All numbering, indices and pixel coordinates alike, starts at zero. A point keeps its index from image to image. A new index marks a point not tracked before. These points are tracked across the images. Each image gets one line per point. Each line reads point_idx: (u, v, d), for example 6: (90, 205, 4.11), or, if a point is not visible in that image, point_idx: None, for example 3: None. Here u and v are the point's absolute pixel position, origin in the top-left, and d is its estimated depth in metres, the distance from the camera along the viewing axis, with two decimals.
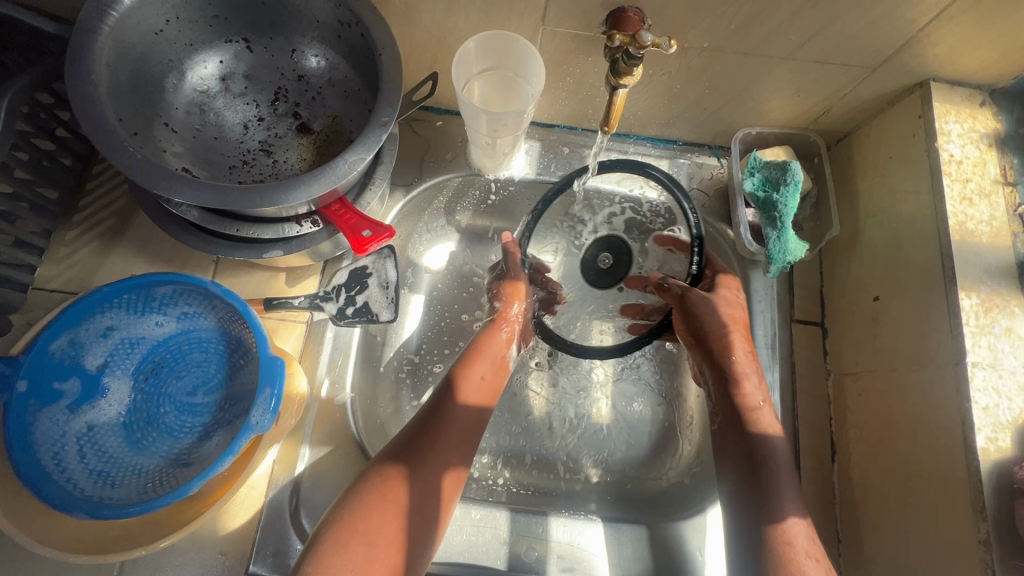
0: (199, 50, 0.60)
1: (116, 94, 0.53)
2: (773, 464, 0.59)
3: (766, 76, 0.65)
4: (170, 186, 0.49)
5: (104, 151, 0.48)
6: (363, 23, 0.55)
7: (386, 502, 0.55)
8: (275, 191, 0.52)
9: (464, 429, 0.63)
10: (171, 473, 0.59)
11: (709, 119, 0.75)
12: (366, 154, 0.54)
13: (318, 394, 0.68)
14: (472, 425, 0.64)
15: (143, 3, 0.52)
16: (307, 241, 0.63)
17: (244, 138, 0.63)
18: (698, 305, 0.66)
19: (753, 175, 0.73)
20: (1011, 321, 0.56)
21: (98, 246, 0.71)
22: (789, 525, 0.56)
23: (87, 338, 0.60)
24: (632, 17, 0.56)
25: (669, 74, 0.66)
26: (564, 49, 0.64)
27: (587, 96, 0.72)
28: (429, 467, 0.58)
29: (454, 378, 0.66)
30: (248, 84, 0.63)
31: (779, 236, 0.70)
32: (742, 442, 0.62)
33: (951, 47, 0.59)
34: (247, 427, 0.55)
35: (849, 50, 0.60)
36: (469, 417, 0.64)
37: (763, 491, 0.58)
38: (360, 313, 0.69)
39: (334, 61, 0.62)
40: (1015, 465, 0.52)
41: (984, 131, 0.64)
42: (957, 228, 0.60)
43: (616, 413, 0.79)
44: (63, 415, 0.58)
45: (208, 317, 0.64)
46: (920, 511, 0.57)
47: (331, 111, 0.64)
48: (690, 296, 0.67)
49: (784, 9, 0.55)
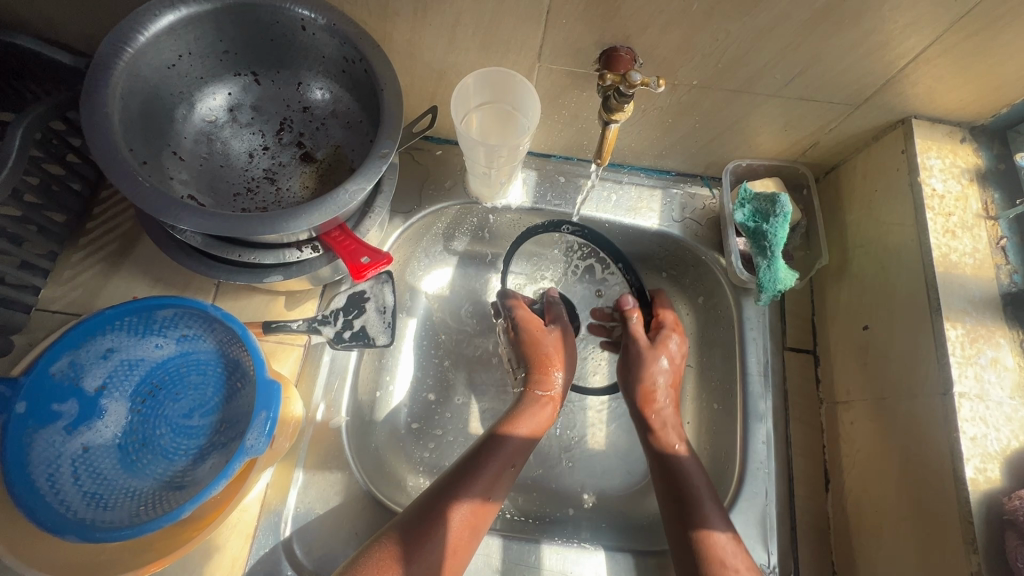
0: (209, 82, 0.63)
1: (128, 125, 0.55)
2: (691, 483, 0.64)
3: (754, 111, 0.68)
4: (176, 214, 0.51)
5: (114, 179, 0.50)
6: (366, 59, 0.58)
7: (383, 573, 0.54)
8: (277, 219, 0.54)
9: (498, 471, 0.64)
10: (164, 496, 0.59)
11: (700, 151, 0.77)
12: (366, 184, 0.56)
13: (313, 417, 0.69)
14: (517, 455, 0.66)
15: (158, 40, 0.55)
16: (307, 266, 0.64)
17: (249, 166, 0.65)
18: (637, 360, 0.74)
19: (744, 206, 0.75)
20: (997, 352, 0.58)
21: (102, 268, 0.73)
22: (715, 536, 0.60)
23: (88, 359, 0.61)
24: (623, 55, 0.59)
25: (660, 109, 0.69)
26: (559, 85, 0.67)
27: (583, 129, 0.75)
28: (467, 506, 0.60)
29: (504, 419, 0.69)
30: (254, 114, 0.66)
31: (770, 265, 0.71)
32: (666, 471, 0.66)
33: (929, 87, 0.62)
34: (241, 449, 0.55)
35: (833, 89, 0.63)
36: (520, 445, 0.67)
37: (687, 508, 0.62)
38: (358, 336, 0.70)
39: (338, 94, 0.65)
40: (1005, 496, 0.52)
41: (965, 167, 0.66)
42: (941, 260, 0.61)
43: (610, 439, 0.80)
44: (60, 437, 0.58)
45: (208, 340, 0.65)
46: (912, 542, 0.57)
47: (334, 141, 0.66)
48: (632, 349, 0.75)
49: (768, 50, 0.58)
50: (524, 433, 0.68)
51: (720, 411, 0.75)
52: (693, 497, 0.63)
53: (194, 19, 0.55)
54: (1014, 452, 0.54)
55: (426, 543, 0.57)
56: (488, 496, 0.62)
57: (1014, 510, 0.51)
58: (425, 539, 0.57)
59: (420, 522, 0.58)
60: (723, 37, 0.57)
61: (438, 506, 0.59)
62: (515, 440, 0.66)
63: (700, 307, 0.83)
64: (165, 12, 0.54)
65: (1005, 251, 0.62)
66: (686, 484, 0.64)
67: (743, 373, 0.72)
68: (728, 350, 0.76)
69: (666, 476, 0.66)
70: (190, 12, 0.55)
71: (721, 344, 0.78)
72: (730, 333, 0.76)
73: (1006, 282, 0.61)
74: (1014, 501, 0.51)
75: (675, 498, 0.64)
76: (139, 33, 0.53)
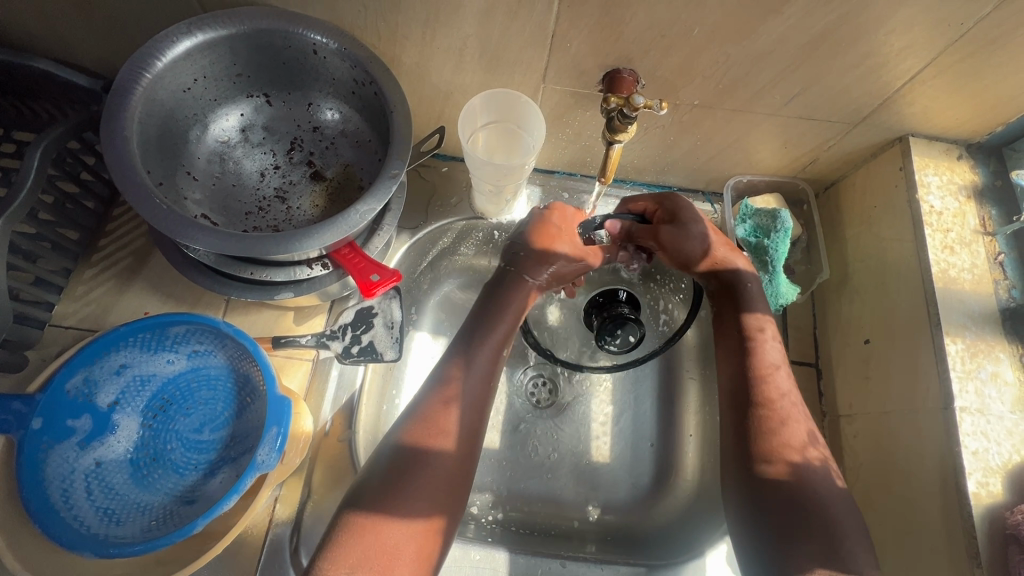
0: (222, 104, 0.65)
1: (145, 148, 0.56)
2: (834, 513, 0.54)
3: (754, 129, 0.69)
4: (192, 234, 0.52)
5: (132, 201, 0.52)
6: (376, 82, 0.60)
7: (359, 541, 0.51)
8: (290, 238, 0.55)
9: (439, 480, 0.56)
10: (175, 511, 0.59)
11: (702, 167, 0.79)
12: (377, 204, 0.57)
13: (322, 429, 0.70)
14: (447, 476, 0.57)
15: (175, 65, 0.56)
16: (316, 283, 0.65)
17: (260, 185, 0.66)
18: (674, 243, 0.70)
19: (745, 221, 0.77)
20: (997, 366, 0.58)
21: (114, 284, 0.74)
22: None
23: (101, 375, 0.62)
24: (626, 77, 0.61)
25: (662, 127, 0.70)
26: (563, 105, 0.68)
27: (586, 146, 0.76)
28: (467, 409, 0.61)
29: (415, 424, 0.59)
30: (266, 134, 0.67)
31: (772, 280, 0.73)
32: (783, 481, 0.57)
33: (925, 107, 0.63)
34: (253, 465, 0.56)
35: (831, 108, 0.64)
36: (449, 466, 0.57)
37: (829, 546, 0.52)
38: (366, 351, 0.71)
39: (348, 114, 0.67)
40: (1007, 510, 0.53)
41: (962, 184, 0.67)
42: (940, 275, 0.62)
43: (615, 452, 0.80)
44: (73, 452, 0.59)
45: (218, 355, 0.66)
46: (915, 556, 0.57)
47: (343, 160, 0.68)
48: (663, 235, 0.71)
49: (767, 72, 0.59)
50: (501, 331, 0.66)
51: None
52: (830, 515, 0.54)
53: (210, 44, 0.57)
54: (1015, 466, 0.55)
55: (392, 504, 0.54)
56: (434, 511, 0.55)
57: (1017, 524, 0.51)
58: (390, 504, 0.54)
59: (379, 493, 0.54)
60: (723, 60, 0.58)
61: (398, 474, 0.55)
62: (440, 455, 0.57)
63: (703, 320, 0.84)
64: (182, 38, 0.55)
65: (1003, 266, 0.64)
66: (819, 501, 0.55)
67: None
68: None
69: (792, 489, 0.56)
70: (206, 37, 0.56)
71: None
72: None
73: (1005, 297, 0.62)
74: (1016, 515, 0.52)
75: (806, 515, 0.54)
76: (158, 58, 0.55)
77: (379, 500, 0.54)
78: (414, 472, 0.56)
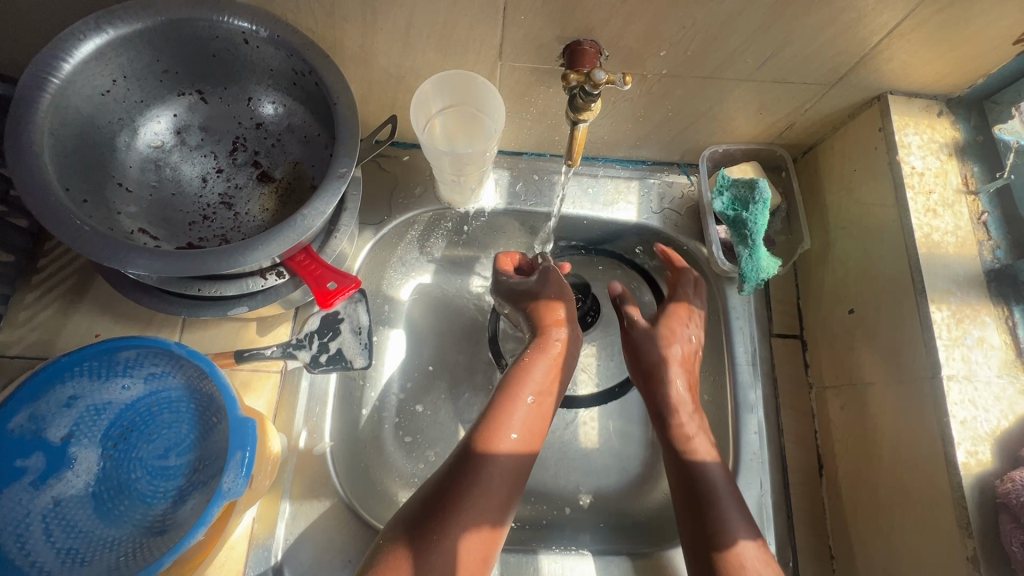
0: (150, 105, 0.59)
1: (63, 162, 0.51)
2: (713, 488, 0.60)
3: (727, 97, 0.66)
4: (124, 256, 0.48)
5: (49, 225, 0.47)
6: (316, 71, 0.55)
7: (392, 573, 0.52)
8: (233, 252, 0.50)
9: (501, 488, 0.59)
10: (145, 544, 0.56)
11: (676, 139, 0.75)
12: (327, 207, 0.53)
13: (295, 445, 0.66)
14: (517, 471, 0.60)
15: (86, 67, 0.51)
16: (272, 294, 0.61)
17: (203, 191, 0.61)
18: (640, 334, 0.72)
19: (722, 193, 0.73)
20: (983, 331, 0.57)
21: (59, 307, 0.69)
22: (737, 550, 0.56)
23: (49, 410, 0.58)
24: (588, 50, 0.56)
25: (631, 100, 0.66)
26: (524, 82, 0.64)
27: (552, 125, 0.72)
28: (484, 493, 0.58)
29: (484, 428, 0.61)
30: (204, 135, 0.62)
31: (751, 254, 0.70)
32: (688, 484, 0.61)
33: (904, 63, 0.60)
34: (218, 493, 0.53)
35: (806, 70, 0.61)
36: (511, 467, 0.60)
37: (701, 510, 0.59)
38: (335, 360, 0.67)
39: (292, 107, 0.61)
40: (997, 478, 0.52)
41: (944, 141, 0.65)
42: (924, 240, 0.60)
43: (603, 437, 0.79)
44: (27, 493, 0.56)
45: (176, 376, 0.62)
46: (907, 528, 0.57)
47: (292, 157, 0.63)
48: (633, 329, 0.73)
49: (737, 34, 0.55)
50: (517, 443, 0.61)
51: (710, 403, 0.74)
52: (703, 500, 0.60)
53: (124, 40, 0.51)
54: (1005, 432, 0.54)
55: (435, 545, 0.54)
56: (498, 520, 0.58)
57: (1007, 493, 0.50)
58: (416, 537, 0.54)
59: (427, 518, 0.55)
60: (690, 24, 0.54)
61: (455, 491, 0.57)
62: (506, 458, 0.60)
63: None
64: (91, 34, 0.50)
65: (987, 226, 0.61)
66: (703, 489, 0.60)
67: (731, 363, 0.71)
68: (715, 341, 0.75)
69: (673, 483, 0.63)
70: (119, 32, 0.51)
71: (708, 334, 0.77)
72: (716, 324, 0.75)
73: (990, 258, 0.60)
74: (1007, 484, 0.51)
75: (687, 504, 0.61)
76: (64, 60, 0.49)
77: (421, 538, 0.54)
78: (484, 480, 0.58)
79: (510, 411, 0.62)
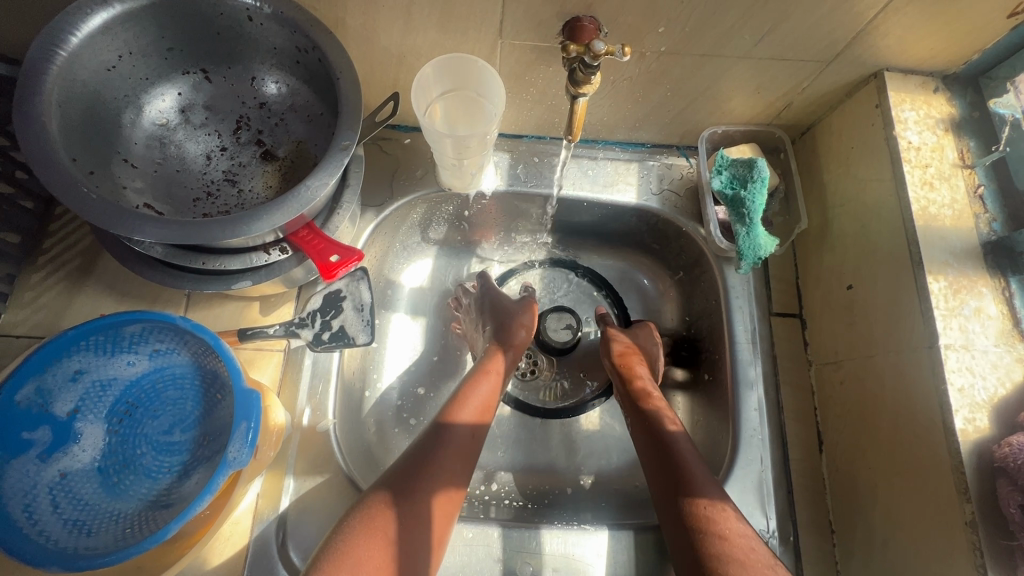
0: (155, 83, 0.60)
1: (69, 135, 0.52)
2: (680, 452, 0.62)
3: (725, 75, 0.66)
4: (130, 225, 0.48)
5: (57, 193, 0.48)
6: (319, 47, 0.55)
7: (376, 521, 0.55)
8: (238, 222, 0.51)
9: (458, 451, 0.62)
10: (150, 516, 0.56)
11: (675, 120, 0.76)
12: (329, 179, 0.53)
13: (299, 422, 0.67)
14: (469, 445, 0.64)
15: (93, 41, 0.51)
16: (276, 269, 0.61)
17: (207, 169, 0.62)
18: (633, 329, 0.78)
19: (721, 173, 0.74)
20: (980, 301, 0.58)
21: (65, 287, 0.70)
22: (714, 510, 0.56)
23: (56, 384, 0.59)
24: (587, 25, 0.57)
25: (630, 79, 0.67)
26: (524, 61, 0.64)
27: (552, 105, 0.73)
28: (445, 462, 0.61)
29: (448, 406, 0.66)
30: (208, 114, 0.63)
31: (748, 232, 0.70)
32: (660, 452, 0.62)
33: (900, 38, 0.60)
34: (223, 463, 0.54)
35: (803, 46, 0.62)
36: (467, 437, 0.64)
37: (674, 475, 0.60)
38: (337, 338, 0.68)
39: (295, 86, 0.62)
40: (994, 444, 0.53)
41: (940, 117, 0.65)
42: (920, 214, 0.61)
43: (601, 418, 0.80)
44: (34, 465, 0.56)
45: (182, 352, 0.62)
46: (908, 497, 0.57)
47: (295, 136, 0.64)
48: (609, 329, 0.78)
49: (735, 9, 0.56)
50: (470, 418, 0.65)
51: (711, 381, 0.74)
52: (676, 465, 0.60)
53: (130, 15, 0.52)
54: (1002, 399, 0.54)
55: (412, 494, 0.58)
56: (455, 482, 0.61)
57: (1004, 457, 0.51)
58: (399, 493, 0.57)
59: (405, 478, 0.59)
60: None
61: (428, 455, 0.61)
62: (462, 428, 0.64)
63: (683, 279, 0.82)
64: (97, 9, 0.50)
65: (983, 200, 0.62)
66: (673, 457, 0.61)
67: (731, 341, 0.71)
68: (715, 320, 0.75)
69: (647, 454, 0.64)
70: (125, 7, 0.51)
71: (708, 314, 0.77)
72: (716, 303, 0.75)
73: (986, 231, 0.61)
74: (1004, 448, 0.51)
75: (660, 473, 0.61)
76: (71, 33, 0.50)
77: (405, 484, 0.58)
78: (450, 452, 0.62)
79: (473, 386, 0.68)
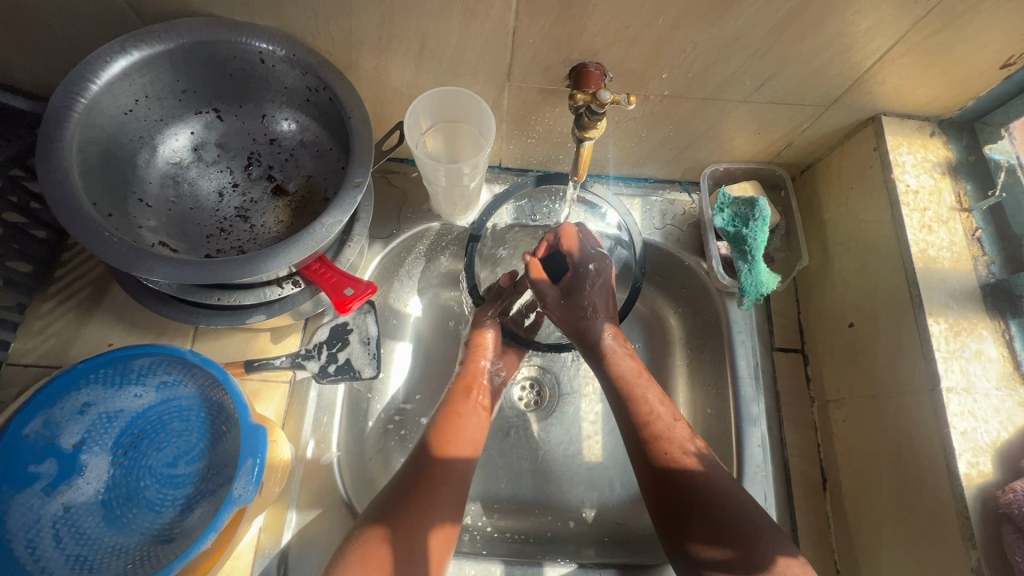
0: (170, 124, 0.61)
1: (89, 178, 0.53)
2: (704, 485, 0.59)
3: (726, 117, 0.68)
4: (148, 266, 0.50)
5: (77, 236, 0.49)
6: (330, 87, 0.57)
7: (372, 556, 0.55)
8: (254, 261, 0.52)
9: (450, 483, 0.63)
10: (151, 551, 0.56)
11: (677, 157, 0.77)
12: (343, 217, 0.54)
13: (303, 455, 0.67)
14: (460, 480, 0.64)
15: (112, 87, 0.53)
16: (289, 303, 0.63)
17: (219, 206, 0.63)
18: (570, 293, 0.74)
19: (723, 210, 0.75)
20: (980, 344, 0.58)
21: (74, 316, 0.70)
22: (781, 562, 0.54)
23: (64, 417, 0.59)
24: (593, 71, 0.59)
25: (634, 119, 0.69)
26: (532, 102, 0.66)
27: (558, 143, 0.75)
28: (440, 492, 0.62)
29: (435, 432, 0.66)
30: (220, 151, 0.64)
31: (751, 269, 0.71)
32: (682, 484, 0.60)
33: (896, 85, 0.62)
34: (228, 499, 0.54)
35: (801, 92, 0.63)
36: (462, 470, 0.64)
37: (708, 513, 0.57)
38: (343, 370, 0.68)
39: (305, 123, 0.64)
40: (998, 490, 0.53)
41: (937, 161, 0.67)
42: (920, 255, 0.62)
43: (606, 451, 0.79)
44: (39, 499, 0.56)
45: (188, 385, 0.63)
46: (914, 541, 0.57)
47: (305, 171, 0.65)
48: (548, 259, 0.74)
49: (736, 58, 0.58)
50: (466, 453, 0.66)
51: (713, 416, 0.74)
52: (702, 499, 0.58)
53: (148, 62, 0.54)
54: (1004, 444, 0.55)
55: (409, 527, 0.58)
56: (453, 519, 0.61)
57: (1008, 503, 0.51)
58: (402, 520, 0.58)
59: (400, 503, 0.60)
60: (691, 48, 0.56)
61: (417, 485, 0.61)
62: (459, 461, 0.64)
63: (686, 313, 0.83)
64: (117, 56, 0.52)
65: (981, 243, 0.63)
66: (711, 504, 0.58)
67: (734, 376, 0.72)
68: (717, 355, 0.76)
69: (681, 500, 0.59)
70: (142, 54, 0.53)
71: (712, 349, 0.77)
72: (719, 338, 0.76)
73: (985, 273, 0.62)
74: (1008, 494, 0.51)
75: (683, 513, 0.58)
76: (92, 82, 0.52)
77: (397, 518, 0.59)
78: (435, 479, 0.62)
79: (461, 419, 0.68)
